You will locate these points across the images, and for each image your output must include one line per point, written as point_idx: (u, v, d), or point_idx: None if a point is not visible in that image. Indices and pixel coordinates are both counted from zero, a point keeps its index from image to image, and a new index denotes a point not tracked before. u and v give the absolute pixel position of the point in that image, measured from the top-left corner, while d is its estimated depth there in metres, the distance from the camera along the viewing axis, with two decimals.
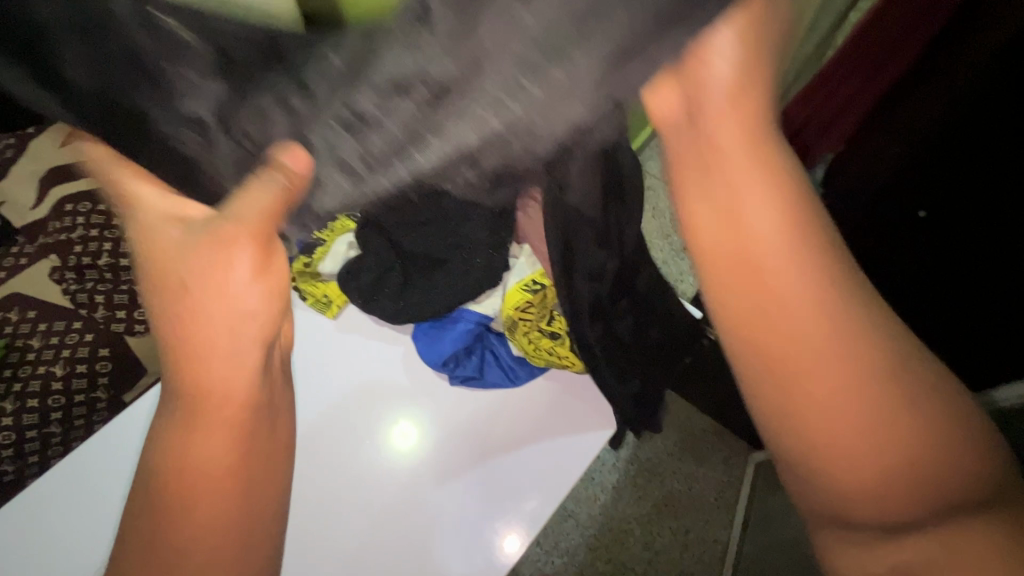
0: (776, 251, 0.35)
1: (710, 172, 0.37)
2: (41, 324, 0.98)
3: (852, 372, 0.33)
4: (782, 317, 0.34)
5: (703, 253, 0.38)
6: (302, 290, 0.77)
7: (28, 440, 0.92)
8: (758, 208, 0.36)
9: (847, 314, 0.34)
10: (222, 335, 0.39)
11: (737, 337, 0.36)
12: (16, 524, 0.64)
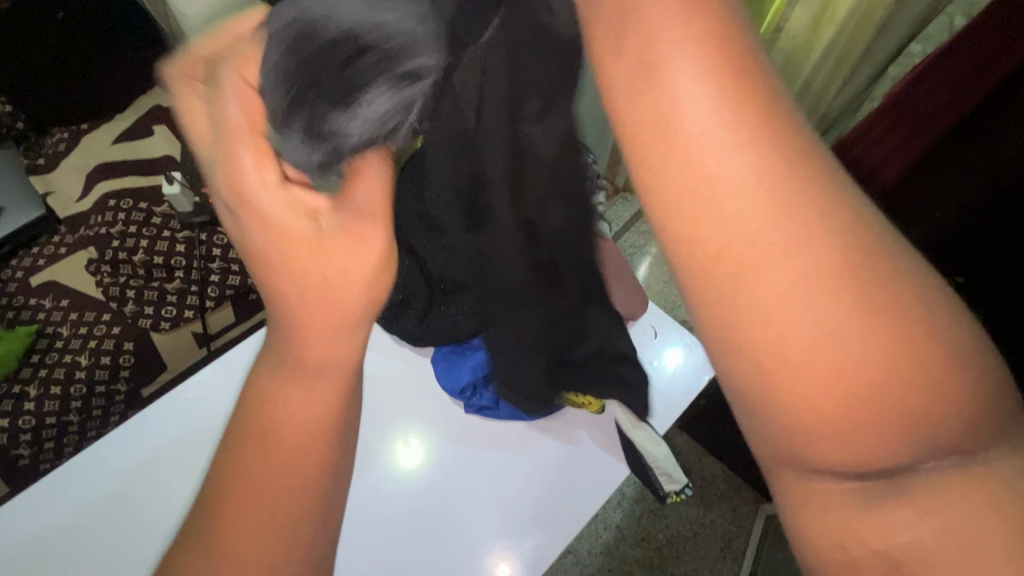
0: (708, 97, 0.20)
1: (619, 8, 0.21)
2: (72, 314, 1.00)
3: (828, 276, 0.19)
4: (731, 210, 0.20)
5: (630, 130, 0.21)
6: None
7: (47, 426, 0.94)
8: (684, 38, 0.20)
9: (813, 185, 0.20)
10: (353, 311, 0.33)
11: (685, 256, 0.21)
12: (25, 514, 0.64)
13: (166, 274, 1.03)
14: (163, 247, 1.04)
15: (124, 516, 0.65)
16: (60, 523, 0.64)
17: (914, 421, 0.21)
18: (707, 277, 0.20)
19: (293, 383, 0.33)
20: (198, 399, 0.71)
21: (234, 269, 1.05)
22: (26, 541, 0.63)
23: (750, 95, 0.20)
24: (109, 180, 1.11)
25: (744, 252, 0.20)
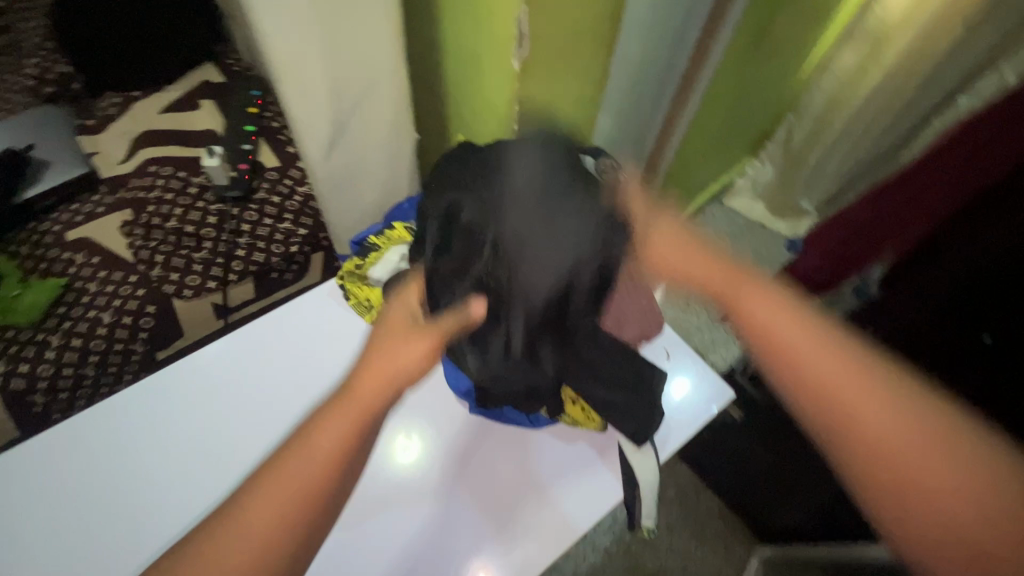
0: (847, 383, 0.49)
1: (741, 311, 0.56)
2: (100, 271, 1.02)
3: (944, 465, 0.45)
4: (886, 440, 0.47)
5: (810, 385, 0.50)
6: (347, 290, 0.76)
7: (63, 377, 0.98)
8: (800, 348, 0.51)
9: (892, 424, 0.47)
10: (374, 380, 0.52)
11: (862, 459, 0.47)
12: (36, 459, 0.66)
13: (194, 244, 1.05)
14: (195, 218, 1.06)
15: (127, 473, 0.67)
16: (68, 473, 0.66)
17: (928, 469, 0.45)
18: (815, 416, 0.49)
19: (335, 411, 0.50)
20: (213, 367, 0.73)
21: (260, 247, 1.08)
22: (34, 484, 0.65)
23: (807, 364, 0.51)
24: (154, 148, 1.14)
25: (834, 418, 0.48)
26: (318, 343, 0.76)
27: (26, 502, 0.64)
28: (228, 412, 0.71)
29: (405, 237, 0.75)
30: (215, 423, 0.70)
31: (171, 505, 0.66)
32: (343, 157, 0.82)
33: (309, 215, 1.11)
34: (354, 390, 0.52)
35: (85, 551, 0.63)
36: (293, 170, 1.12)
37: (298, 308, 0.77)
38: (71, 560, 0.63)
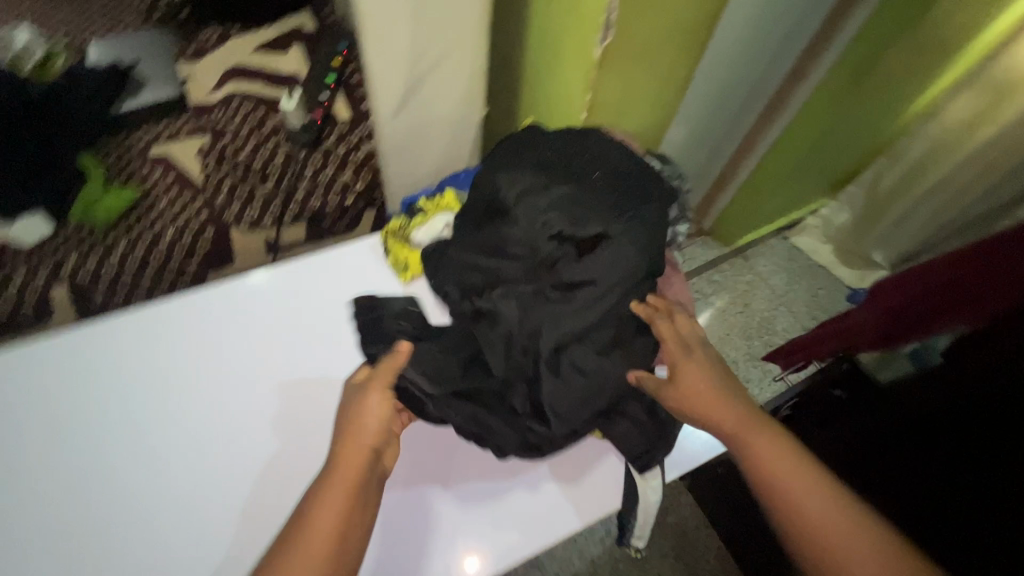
0: (755, 425, 0.58)
1: (693, 358, 0.65)
2: (173, 188, 1.10)
3: (850, 520, 0.49)
4: (794, 484, 0.52)
5: (729, 431, 0.58)
6: (387, 247, 0.77)
7: (123, 278, 1.03)
8: (720, 392, 0.61)
9: (792, 460, 0.54)
10: (356, 448, 0.59)
11: (778, 503, 0.52)
12: (88, 347, 0.71)
13: (260, 179, 1.10)
14: (266, 154, 1.12)
15: (160, 377, 0.71)
16: (110, 364, 0.71)
17: (831, 525, 0.49)
18: (739, 456, 0.57)
19: (329, 485, 0.55)
20: (253, 296, 0.76)
21: (319, 192, 1.11)
22: (82, 369, 0.70)
23: (732, 395, 0.61)
24: (242, 82, 1.20)
25: (748, 456, 0.56)
26: (353, 292, 0.77)
27: (69, 383, 0.69)
28: (258, 341, 0.74)
29: (453, 207, 0.77)
30: (245, 348, 0.73)
31: (192, 415, 0.70)
32: (410, 120, 0.84)
33: (370, 170, 1.13)
34: (338, 462, 0.58)
35: (111, 438, 0.67)
36: (363, 126, 1.15)
37: (340, 256, 0.79)
38: (97, 444, 0.67)
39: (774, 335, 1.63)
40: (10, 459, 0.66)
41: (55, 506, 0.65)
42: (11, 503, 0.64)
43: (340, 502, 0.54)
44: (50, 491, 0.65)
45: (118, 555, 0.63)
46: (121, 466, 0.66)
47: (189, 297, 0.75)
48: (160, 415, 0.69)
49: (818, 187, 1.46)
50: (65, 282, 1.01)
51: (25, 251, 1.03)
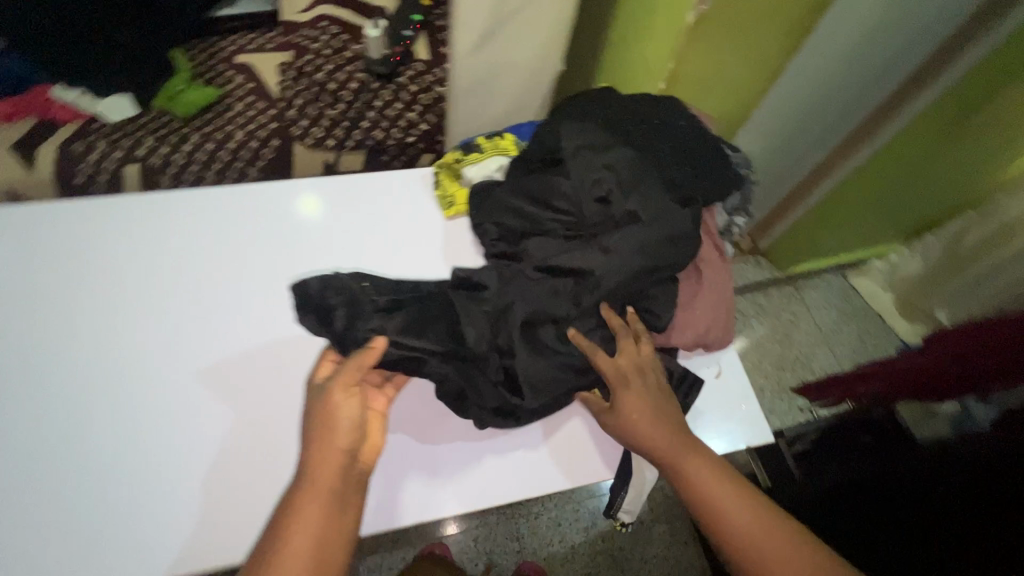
0: (689, 458, 0.57)
1: (631, 379, 0.61)
2: (248, 96, 1.13)
3: (792, 546, 0.50)
4: (736, 519, 0.52)
5: (669, 466, 0.57)
6: (437, 180, 0.77)
7: (188, 171, 1.08)
8: (654, 421, 0.59)
9: (730, 490, 0.54)
10: (329, 456, 0.54)
11: (725, 539, 0.52)
12: (152, 207, 0.76)
13: (330, 101, 1.12)
14: (340, 79, 1.13)
15: (200, 260, 0.75)
16: (169, 229, 0.76)
17: (775, 554, 0.50)
18: (684, 496, 0.56)
19: (304, 496, 0.52)
20: (302, 205, 0.78)
21: (382, 125, 1.12)
22: (142, 227, 0.75)
23: (663, 420, 0.59)
24: (331, 8, 1.23)
25: (691, 494, 0.55)
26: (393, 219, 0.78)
27: (120, 247, 0.74)
28: (297, 246, 0.76)
29: (510, 152, 0.75)
30: (282, 251, 0.76)
31: (221, 301, 0.73)
32: (483, 61, 0.83)
33: (435, 113, 1.13)
34: (314, 474, 0.53)
35: (145, 303, 0.71)
36: (438, 69, 1.15)
37: (388, 181, 0.80)
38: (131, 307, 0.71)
39: (810, 372, 1.55)
40: (54, 300, 0.70)
41: (80, 355, 0.68)
42: (43, 341, 0.68)
43: (318, 512, 0.51)
44: (82, 339, 0.69)
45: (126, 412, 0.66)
46: (148, 331, 0.70)
47: (243, 193, 0.79)
48: (192, 294, 0.73)
49: (891, 229, 1.37)
50: (137, 164, 1.06)
51: (107, 126, 1.08)
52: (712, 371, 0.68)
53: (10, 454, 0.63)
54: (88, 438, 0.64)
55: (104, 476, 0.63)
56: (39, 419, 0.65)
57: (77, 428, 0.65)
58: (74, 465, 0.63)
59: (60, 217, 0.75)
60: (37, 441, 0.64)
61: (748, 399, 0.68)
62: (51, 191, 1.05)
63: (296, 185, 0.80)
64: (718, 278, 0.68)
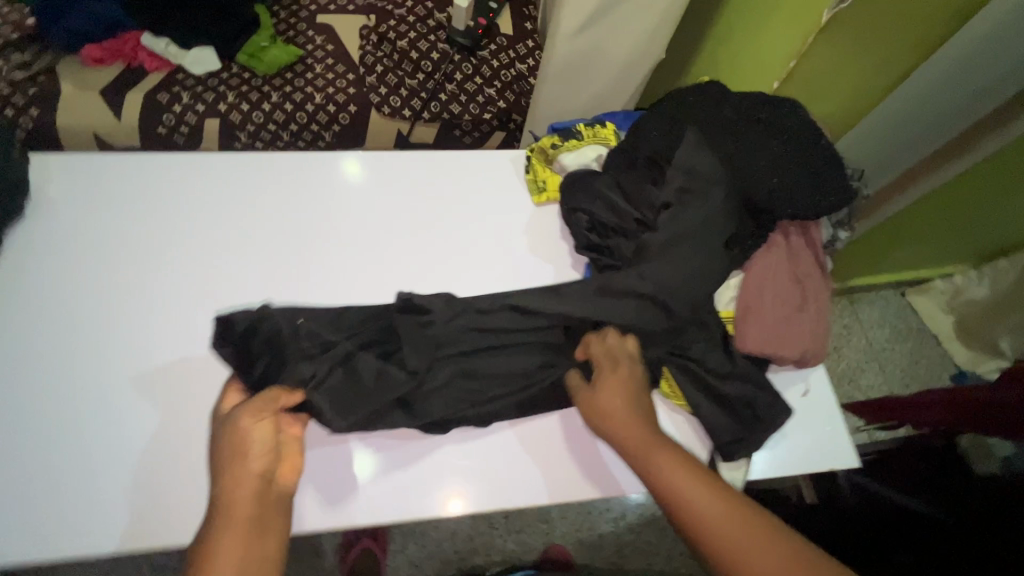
0: (654, 441, 0.53)
1: (603, 368, 0.59)
2: (329, 58, 1.12)
3: (771, 533, 0.45)
4: (706, 503, 0.47)
5: (633, 445, 0.53)
6: (529, 163, 0.76)
7: (265, 130, 1.09)
8: (616, 401, 0.56)
9: (700, 473, 0.50)
10: (240, 485, 0.50)
11: (697, 524, 0.47)
12: (232, 163, 0.74)
13: (410, 70, 1.10)
14: (423, 47, 1.11)
15: (236, 225, 0.71)
16: (248, 185, 0.73)
17: (753, 542, 0.44)
18: (649, 477, 0.51)
19: (215, 532, 0.47)
20: (363, 174, 0.75)
21: (461, 99, 1.10)
22: (215, 181, 0.73)
23: (630, 401, 0.57)
24: None
25: (654, 474, 0.51)
26: (447, 199, 0.76)
27: (153, 204, 0.71)
28: (347, 217, 0.73)
29: (610, 141, 0.73)
30: (348, 221, 0.73)
31: (256, 268, 0.69)
32: (584, 43, 0.81)
33: (514, 91, 1.11)
34: (229, 504, 0.48)
35: (158, 266, 0.68)
36: (521, 46, 1.12)
37: (441, 159, 0.78)
38: (151, 269, 0.68)
39: (858, 390, 1.51)
40: (74, 255, 0.68)
41: (119, 311, 0.66)
42: (58, 297, 0.66)
43: (236, 538, 0.46)
44: (100, 297, 0.66)
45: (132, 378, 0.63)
46: (166, 295, 0.67)
47: (282, 159, 0.75)
48: (229, 259, 0.69)
49: (965, 251, 1.31)
50: (219, 119, 1.07)
51: (191, 78, 1.08)
52: (799, 389, 0.66)
53: (15, 412, 0.61)
54: (91, 402, 0.62)
55: (106, 444, 0.60)
56: (43, 381, 0.62)
57: (83, 390, 0.62)
58: (76, 432, 0.61)
59: (82, 169, 0.72)
60: (38, 403, 0.61)
61: (835, 420, 0.66)
62: (135, 139, 1.08)
63: (373, 160, 0.77)
64: (816, 288, 0.65)
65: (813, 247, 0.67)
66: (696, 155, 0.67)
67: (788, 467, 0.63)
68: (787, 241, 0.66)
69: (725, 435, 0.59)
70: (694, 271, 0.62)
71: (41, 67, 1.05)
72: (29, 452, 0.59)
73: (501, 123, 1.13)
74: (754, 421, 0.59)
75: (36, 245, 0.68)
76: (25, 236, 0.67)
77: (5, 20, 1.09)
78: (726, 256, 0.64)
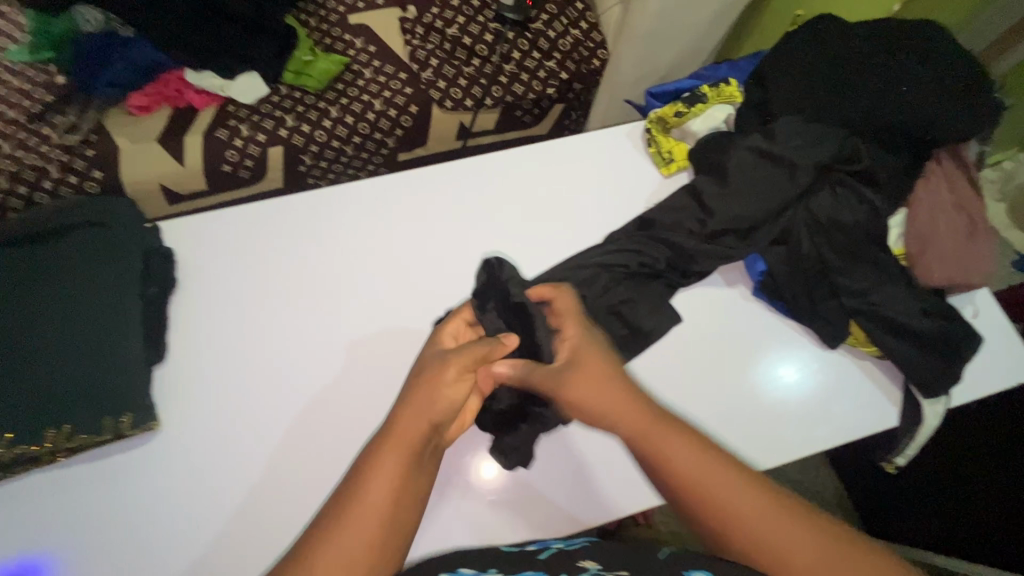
0: (633, 414, 0.47)
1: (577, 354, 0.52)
2: (376, 60, 1.07)
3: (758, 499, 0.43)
4: (692, 470, 0.44)
5: (616, 420, 0.48)
6: (650, 136, 0.74)
7: (329, 148, 1.07)
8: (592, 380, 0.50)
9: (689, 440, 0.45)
10: (412, 413, 0.46)
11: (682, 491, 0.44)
12: (353, 189, 0.71)
13: (465, 58, 1.06)
14: (474, 31, 1.06)
15: (372, 251, 0.68)
16: (372, 208, 0.70)
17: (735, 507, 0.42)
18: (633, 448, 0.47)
19: (376, 455, 0.44)
20: (482, 179, 0.73)
21: (522, 78, 1.06)
22: (335, 210, 0.70)
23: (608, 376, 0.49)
24: None
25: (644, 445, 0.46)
26: (575, 189, 0.74)
27: (279, 243, 0.67)
28: (480, 224, 0.71)
29: (734, 99, 0.73)
30: (482, 228, 0.71)
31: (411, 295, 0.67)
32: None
33: (574, 59, 1.06)
34: (397, 424, 0.45)
35: (305, 308, 0.65)
36: (571, 10, 1.07)
37: (555, 152, 0.75)
38: (307, 318, 0.64)
39: None
40: (215, 321, 0.63)
41: (273, 360, 0.62)
42: (214, 369, 0.61)
43: (397, 467, 0.43)
44: (262, 362, 0.62)
45: (320, 438, 0.59)
46: (334, 342, 0.64)
47: (396, 180, 0.72)
48: (379, 286, 0.67)
49: None
50: (281, 144, 1.04)
51: (243, 109, 1.04)
52: (970, 311, 0.67)
53: (211, 499, 0.56)
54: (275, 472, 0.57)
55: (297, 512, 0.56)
56: (232, 460, 0.58)
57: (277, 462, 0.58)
58: (279, 507, 0.56)
59: (203, 230, 0.67)
60: (234, 486, 0.57)
61: (1010, 333, 0.66)
62: (202, 182, 1.05)
63: (490, 161, 0.74)
64: (974, 206, 0.64)
65: (966, 168, 0.66)
66: (837, 95, 0.65)
67: (976, 389, 0.64)
68: (940, 165, 0.65)
69: (915, 370, 0.61)
70: (863, 215, 0.62)
71: (89, 126, 1.00)
72: (238, 540, 0.55)
73: (562, 96, 1.10)
74: (947, 353, 0.61)
75: (181, 321, 0.63)
76: (173, 302, 0.64)
77: (34, 83, 1.03)
78: (887, 194, 0.63)
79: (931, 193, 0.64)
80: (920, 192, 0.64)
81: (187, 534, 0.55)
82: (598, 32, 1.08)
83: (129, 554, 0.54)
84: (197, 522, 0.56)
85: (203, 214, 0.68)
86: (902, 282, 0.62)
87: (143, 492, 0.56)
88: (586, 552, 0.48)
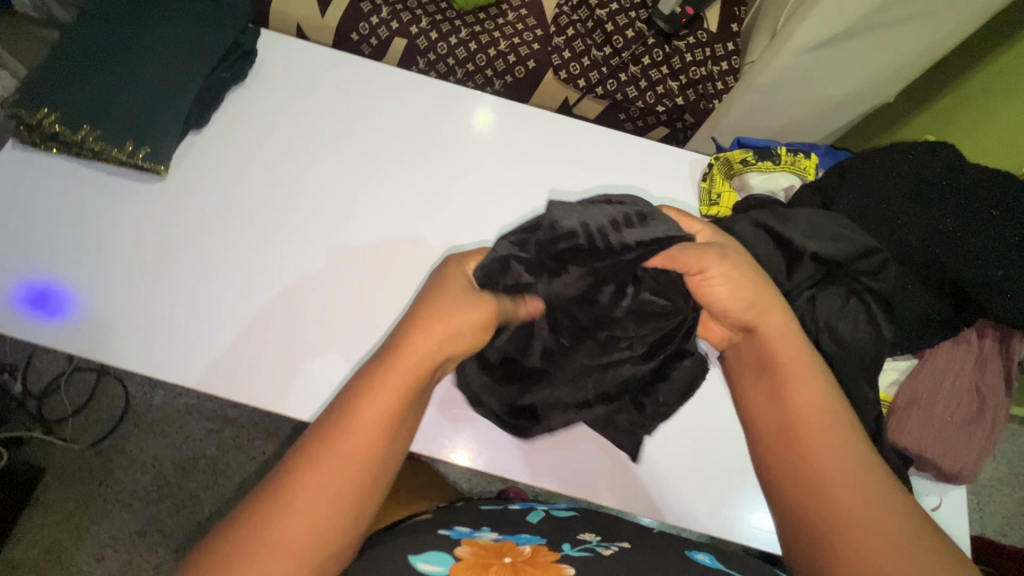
0: (778, 335, 0.48)
1: (724, 282, 0.49)
2: (523, 8, 1.11)
3: (864, 475, 0.43)
4: (810, 413, 0.46)
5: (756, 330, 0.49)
6: (709, 172, 0.73)
7: (444, 63, 1.12)
8: (738, 293, 0.49)
9: (824, 380, 0.47)
10: (419, 348, 0.42)
11: (781, 440, 0.47)
12: (428, 86, 0.75)
13: (599, 42, 1.08)
14: (619, 24, 1.08)
15: (410, 142, 0.73)
16: (432, 107, 0.75)
17: (839, 467, 0.43)
18: (759, 347, 0.49)
19: (388, 370, 0.41)
20: (535, 134, 0.75)
21: (639, 84, 1.06)
22: (403, 96, 0.75)
23: (766, 299, 0.49)
24: None
25: (770, 355, 0.49)
26: (612, 181, 0.73)
27: (344, 96, 0.74)
28: (506, 167, 0.73)
29: (804, 175, 0.71)
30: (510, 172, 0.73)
31: (420, 198, 0.70)
32: (807, 64, 0.74)
33: (696, 91, 1.05)
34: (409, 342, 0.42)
35: (335, 158, 0.71)
36: (718, 48, 1.06)
37: (609, 142, 0.75)
38: (332, 169, 0.70)
39: None
40: (258, 129, 0.71)
41: (278, 184, 0.69)
42: (232, 168, 0.69)
43: (399, 381, 0.41)
44: (265, 185, 0.69)
45: (267, 263, 0.65)
46: (340, 198, 0.69)
47: (454, 93, 0.76)
48: (401, 171, 0.71)
49: None
50: (406, 38, 1.10)
51: None
52: (930, 502, 0.60)
53: (207, 281, 0.64)
54: (221, 260, 0.65)
55: (213, 298, 0.63)
56: (199, 251, 0.65)
57: (259, 280, 0.65)
58: (204, 287, 0.64)
59: (290, 54, 0.74)
60: (182, 252, 0.65)
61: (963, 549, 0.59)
62: (330, 38, 1.14)
63: (548, 120, 0.75)
64: (991, 396, 0.58)
65: (1007, 359, 0.59)
66: (909, 214, 0.59)
67: None
68: (978, 342, 0.59)
69: None
70: (865, 337, 0.57)
71: None
72: (160, 301, 0.63)
73: (669, 120, 1.09)
74: None
75: (230, 112, 0.71)
76: (236, 99, 0.72)
77: None
78: (900, 336, 0.59)
79: (949, 360, 0.59)
80: (940, 353, 0.59)
81: (127, 269, 0.64)
82: (734, 78, 1.06)
83: (74, 263, 0.63)
84: (140, 265, 0.64)
85: (300, 42, 0.75)
86: (872, 427, 0.57)
87: (125, 217, 0.66)
88: (575, 524, 0.54)
